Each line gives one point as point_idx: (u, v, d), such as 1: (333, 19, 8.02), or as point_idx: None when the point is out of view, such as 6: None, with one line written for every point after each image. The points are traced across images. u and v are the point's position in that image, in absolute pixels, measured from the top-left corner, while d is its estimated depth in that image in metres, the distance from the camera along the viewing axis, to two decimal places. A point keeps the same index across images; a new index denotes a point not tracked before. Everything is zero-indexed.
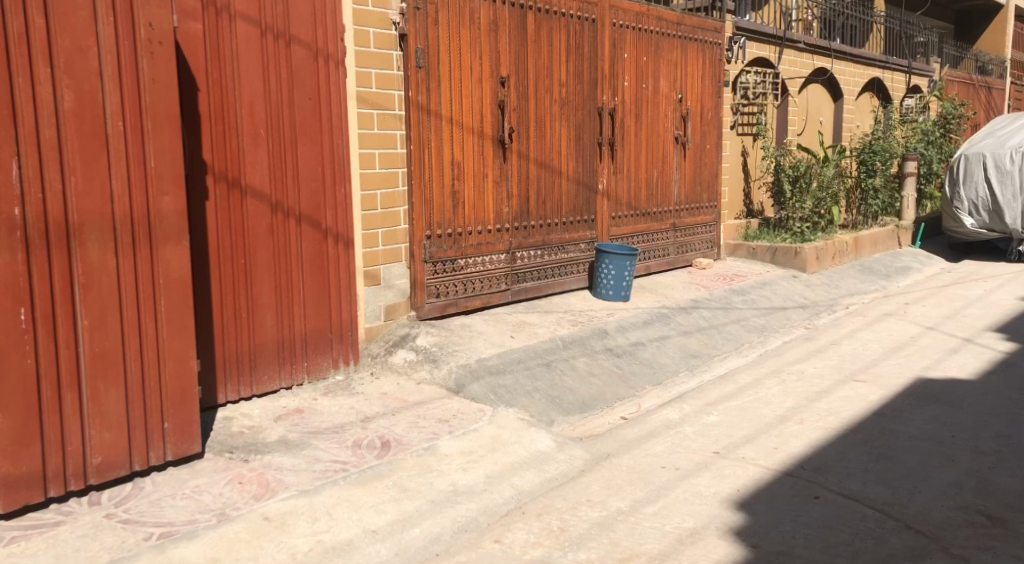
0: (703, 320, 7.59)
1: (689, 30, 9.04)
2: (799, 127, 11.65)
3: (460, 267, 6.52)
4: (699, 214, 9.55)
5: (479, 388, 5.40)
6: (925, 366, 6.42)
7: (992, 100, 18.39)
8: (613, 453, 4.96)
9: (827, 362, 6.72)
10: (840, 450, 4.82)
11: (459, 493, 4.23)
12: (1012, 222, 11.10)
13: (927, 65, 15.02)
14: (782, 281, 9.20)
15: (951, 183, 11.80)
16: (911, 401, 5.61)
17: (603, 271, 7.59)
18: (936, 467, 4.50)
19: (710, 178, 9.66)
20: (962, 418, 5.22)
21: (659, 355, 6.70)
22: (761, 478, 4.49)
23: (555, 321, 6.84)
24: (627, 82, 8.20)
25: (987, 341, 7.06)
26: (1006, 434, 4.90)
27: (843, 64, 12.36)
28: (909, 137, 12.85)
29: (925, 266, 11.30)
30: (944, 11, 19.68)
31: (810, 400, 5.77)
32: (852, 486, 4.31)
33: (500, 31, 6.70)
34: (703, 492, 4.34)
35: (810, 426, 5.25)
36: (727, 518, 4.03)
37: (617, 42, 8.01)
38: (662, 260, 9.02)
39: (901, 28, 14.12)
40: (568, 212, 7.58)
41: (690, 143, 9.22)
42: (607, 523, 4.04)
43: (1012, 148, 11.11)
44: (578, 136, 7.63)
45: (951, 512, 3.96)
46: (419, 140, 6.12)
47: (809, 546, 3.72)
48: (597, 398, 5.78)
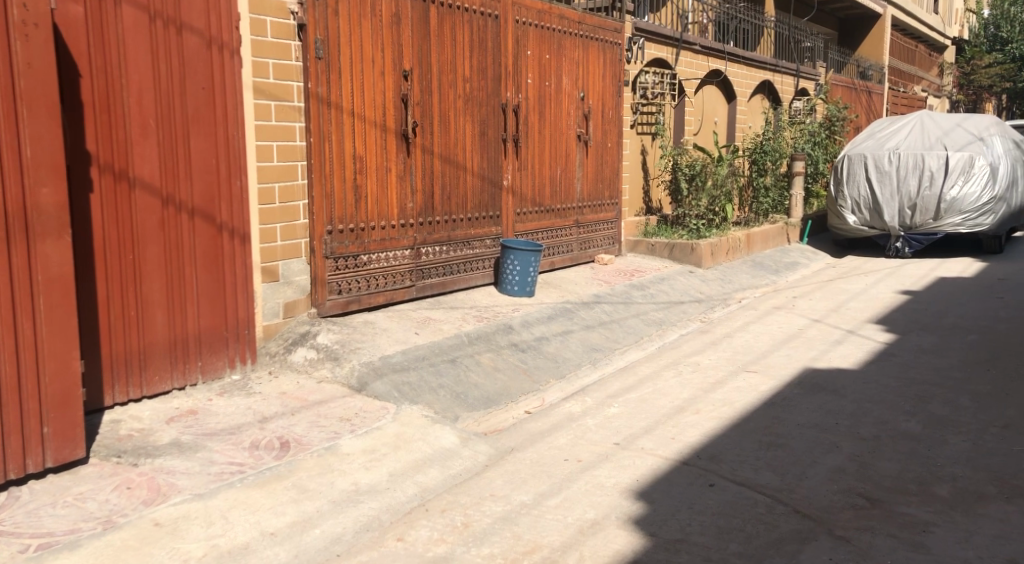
0: (605, 315, 7.73)
1: (589, 29, 9.16)
2: (696, 127, 12.00)
3: (363, 263, 6.43)
4: (601, 211, 9.72)
5: (383, 386, 5.33)
6: (812, 357, 6.73)
7: (873, 104, 19.42)
8: (517, 447, 4.99)
9: (721, 354, 6.96)
10: (734, 439, 4.99)
11: (361, 492, 4.18)
12: (890, 220, 11.74)
13: (813, 70, 15.77)
14: (680, 276, 9.47)
15: (835, 183, 12.39)
16: (798, 390, 5.88)
17: (508, 267, 7.62)
18: (822, 452, 4.73)
19: (612, 174, 9.85)
20: (845, 406, 5.51)
21: (562, 349, 6.79)
22: (658, 468, 4.61)
23: (460, 317, 6.84)
24: (531, 80, 8.27)
25: (868, 332, 7.46)
26: (885, 420, 5.19)
27: (736, 67, 12.83)
28: (797, 138, 13.44)
29: (812, 262, 11.85)
30: (829, 18, 20.68)
31: (706, 391, 5.96)
32: (744, 474, 4.48)
33: (402, 25, 6.63)
34: (604, 484, 4.41)
35: (705, 416, 5.42)
36: (627, 508, 4.12)
37: (521, 39, 8.06)
38: (566, 256, 9.13)
39: (789, 33, 14.76)
40: (473, 208, 7.58)
41: (592, 141, 9.37)
42: (511, 517, 4.07)
43: (890, 150, 11.77)
44: (482, 132, 7.64)
45: (835, 496, 4.17)
46: (319, 133, 5.99)
47: (703, 532, 3.84)
48: (502, 393, 5.81)
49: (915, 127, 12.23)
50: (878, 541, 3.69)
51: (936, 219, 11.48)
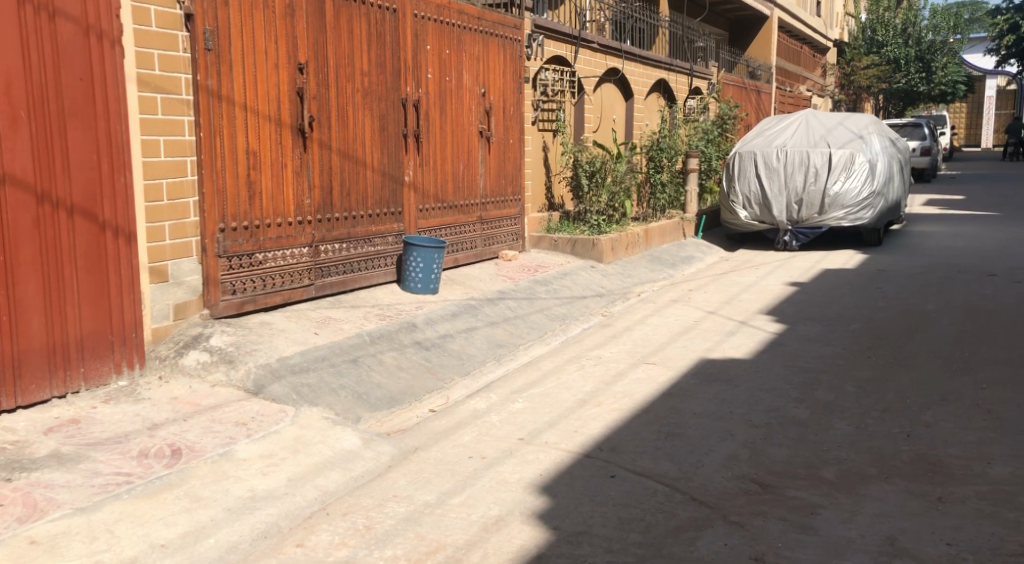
0: (508, 311, 7.75)
1: (489, 25, 9.16)
2: (595, 124, 12.17)
3: (258, 262, 6.22)
4: (504, 207, 9.73)
5: (281, 388, 5.18)
6: (708, 348, 6.94)
7: (762, 103, 20.20)
8: (420, 447, 4.94)
9: (622, 347, 7.09)
10: (634, 430, 5.09)
11: (258, 498, 4.05)
12: (779, 214, 12.23)
13: (706, 69, 16.26)
14: (582, 271, 9.60)
15: (728, 179, 12.81)
16: (695, 381, 6.05)
17: (411, 264, 7.55)
18: (717, 440, 4.88)
19: (514, 171, 9.88)
20: (739, 394, 5.70)
21: (466, 346, 6.77)
22: (561, 461, 4.65)
23: (361, 316, 6.72)
24: (431, 74, 8.20)
25: (759, 323, 7.75)
26: (775, 407, 5.40)
27: (633, 65, 13.09)
28: (691, 136, 13.82)
29: (707, 256, 12.22)
30: (720, 19, 21.38)
31: (607, 384, 6.06)
32: (644, 464, 4.57)
33: (297, 16, 6.45)
34: (508, 479, 4.42)
35: (606, 409, 5.51)
36: (530, 503, 4.13)
37: (419, 33, 7.98)
38: (470, 252, 9.11)
39: (683, 33, 15.17)
40: (374, 204, 7.47)
41: (494, 137, 9.37)
42: (414, 517, 4.02)
43: (778, 148, 12.25)
44: (382, 127, 7.52)
45: (729, 482, 4.30)
46: (210, 127, 5.76)
47: (605, 524, 3.89)
48: (405, 392, 5.75)
49: (801, 125, 12.77)
50: (770, 524, 3.83)
51: (821, 213, 12.03)
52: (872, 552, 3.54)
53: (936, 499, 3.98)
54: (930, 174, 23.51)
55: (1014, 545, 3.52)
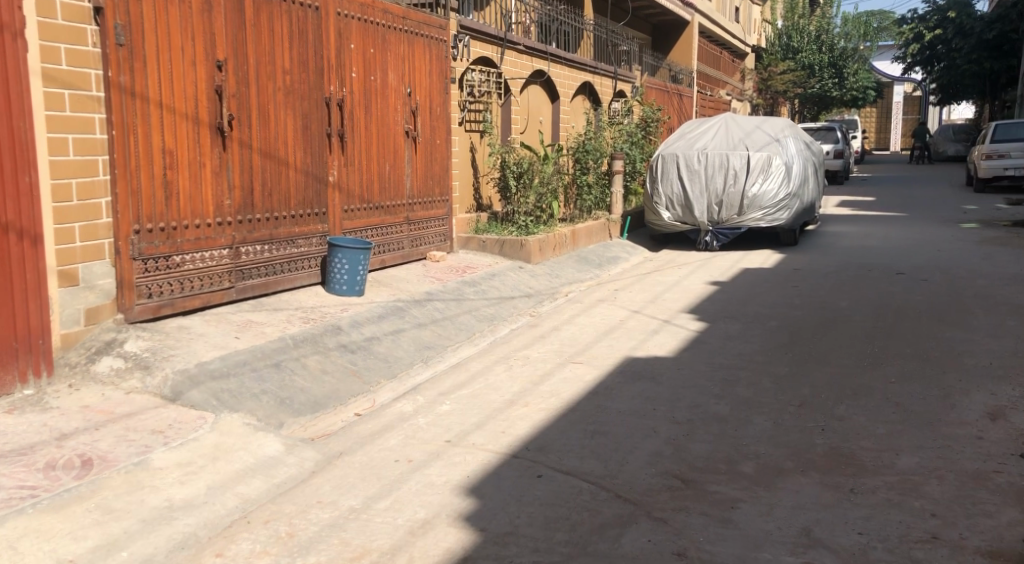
0: (436, 312, 7.72)
1: (414, 25, 9.09)
2: (522, 125, 12.22)
3: (175, 264, 6.03)
4: (431, 208, 9.67)
5: (200, 394, 5.03)
6: (632, 346, 7.05)
7: (684, 106, 20.63)
8: (345, 452, 4.87)
9: (549, 347, 7.13)
10: (561, 430, 5.12)
11: (175, 508, 3.93)
12: (701, 216, 12.49)
13: (630, 72, 16.53)
14: (510, 271, 9.62)
15: (651, 181, 13.03)
16: (620, 379, 6.13)
17: (336, 265, 7.43)
18: (641, 438, 4.95)
19: (442, 171, 9.84)
20: (663, 392, 5.80)
21: (393, 348, 6.70)
22: (488, 463, 4.65)
23: (284, 319, 6.59)
24: (355, 74, 8.09)
25: (682, 322, 7.91)
26: (697, 404, 5.51)
27: (558, 67, 13.19)
28: (616, 138, 14.01)
29: (632, 256, 12.40)
30: (643, 23, 21.76)
31: (534, 384, 6.08)
32: (570, 463, 4.60)
33: (214, 12, 6.28)
34: (435, 482, 4.39)
35: (534, 409, 5.53)
36: (457, 505, 4.12)
37: (343, 32, 7.87)
38: (397, 254, 9.02)
39: (607, 36, 15.38)
40: (296, 205, 7.33)
41: (420, 138, 9.31)
42: (338, 523, 3.96)
43: (699, 150, 12.53)
44: (305, 126, 7.39)
45: (653, 479, 4.37)
46: (123, 126, 5.56)
47: (531, 524, 3.91)
48: (330, 396, 5.66)
49: (721, 128, 13.09)
50: (692, 519, 3.90)
51: (740, 215, 12.35)
52: (789, 543, 3.65)
53: (849, 490, 4.13)
54: (843, 176, 24.42)
55: (920, 532, 3.67)
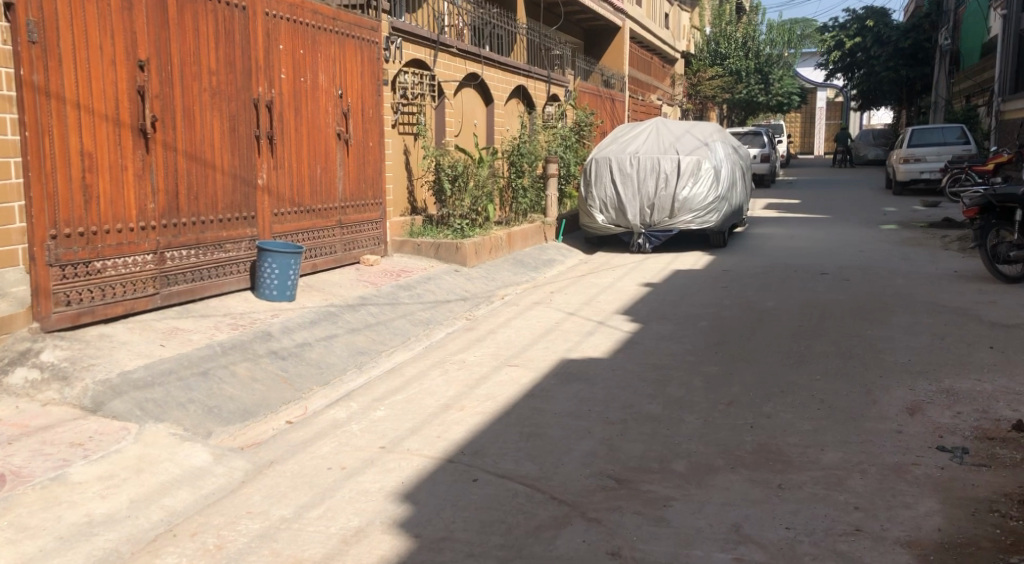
0: (370, 317, 7.63)
1: (345, 26, 8.98)
2: (456, 128, 12.19)
3: (96, 270, 5.82)
4: (365, 212, 9.57)
5: (122, 404, 4.86)
6: (567, 348, 7.09)
7: (616, 110, 20.92)
8: (277, 460, 4.76)
9: (485, 350, 7.11)
10: (496, 433, 5.12)
11: (95, 524, 3.79)
12: (634, 218, 12.66)
13: (563, 77, 16.66)
14: (445, 275, 9.57)
15: (585, 184, 13.14)
16: (555, 381, 6.16)
17: (266, 270, 7.27)
18: (576, 439, 4.98)
19: (375, 174, 9.74)
20: (597, 393, 5.85)
21: (326, 354, 6.60)
22: (422, 468, 4.61)
23: (212, 326, 6.42)
24: (284, 75, 7.95)
25: (616, 323, 8.00)
26: (631, 404, 5.57)
27: (492, 71, 13.22)
28: (551, 141, 14.10)
29: (567, 258, 12.48)
30: (575, 28, 22.00)
31: (469, 388, 6.06)
32: (506, 466, 4.60)
33: (135, 10, 6.09)
34: (369, 489, 4.33)
35: (469, 413, 5.51)
36: (391, 512, 4.07)
37: (271, 32, 7.72)
38: (329, 258, 8.88)
39: (540, 41, 15.49)
40: (224, 209, 7.16)
41: (352, 140, 9.20)
42: (268, 533, 3.87)
43: (631, 154, 12.70)
44: (232, 128, 7.22)
45: (587, 479, 4.40)
46: (37, 127, 5.34)
47: (466, 528, 3.89)
48: (260, 404, 5.54)
49: (652, 132, 13.30)
50: (626, 519, 3.94)
51: (672, 217, 12.55)
52: (719, 540, 3.71)
53: (777, 486, 4.23)
54: (770, 180, 25.09)
55: (844, 525, 3.78)
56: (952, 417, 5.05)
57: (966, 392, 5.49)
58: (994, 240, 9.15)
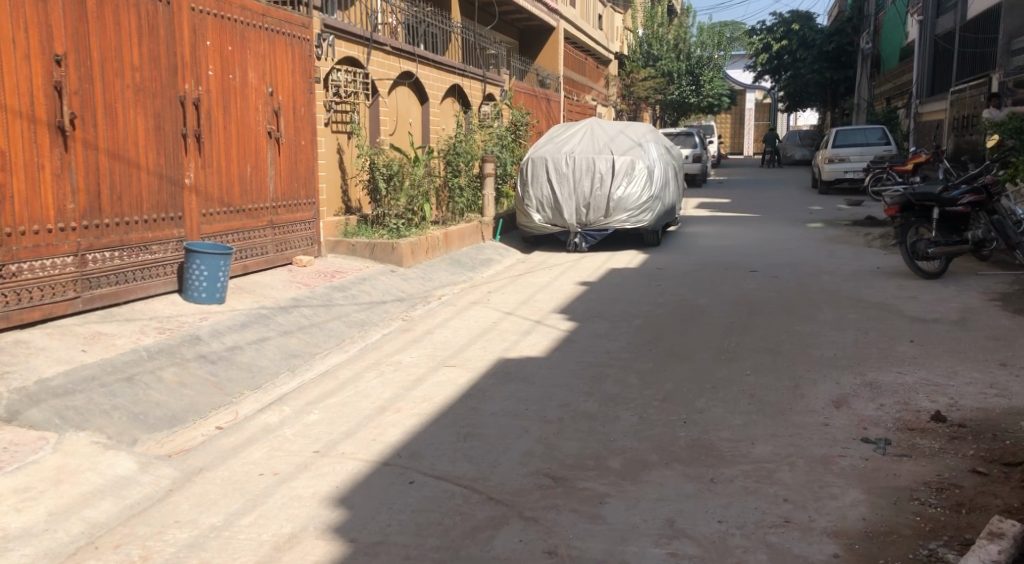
0: (304, 319, 7.50)
1: (274, 22, 8.80)
2: (391, 127, 12.08)
3: (10, 274, 5.58)
4: (297, 212, 9.40)
5: (41, 413, 4.67)
6: (505, 348, 7.08)
7: (552, 109, 21.04)
8: (206, 467, 4.63)
9: (421, 351, 7.06)
10: (433, 434, 5.08)
11: (10, 539, 3.64)
12: (570, 218, 12.74)
13: (498, 76, 16.67)
14: (381, 275, 9.47)
15: (521, 184, 13.16)
16: (493, 381, 6.15)
17: (194, 272, 7.08)
18: (513, 438, 4.97)
19: (307, 173, 9.57)
20: (534, 392, 5.86)
21: (258, 357, 6.45)
22: (357, 471, 4.54)
23: (137, 330, 6.22)
24: (212, 71, 7.75)
25: (553, 322, 8.04)
26: (567, 403, 5.60)
27: (427, 69, 13.14)
28: (487, 141, 14.08)
29: (504, 258, 12.49)
30: (510, 27, 22.05)
31: (406, 389, 6.01)
32: (442, 468, 4.56)
33: (50, 2, 5.85)
34: (302, 494, 4.25)
35: (406, 415, 5.46)
36: (325, 517, 4.00)
37: (197, 28, 7.52)
38: (260, 258, 8.69)
39: (474, 40, 15.47)
40: (150, 209, 6.94)
41: (283, 138, 9.02)
42: (197, 542, 3.76)
43: (567, 154, 12.78)
44: (158, 126, 7.00)
45: (524, 479, 4.40)
46: None
47: (402, 531, 3.84)
48: (188, 410, 5.38)
49: (586, 132, 13.42)
50: (562, 517, 3.95)
51: (607, 217, 12.68)
52: (654, 535, 3.75)
53: (709, 480, 4.30)
54: (702, 179, 25.57)
55: (774, 517, 3.86)
56: (875, 409, 5.22)
57: (889, 384, 5.68)
58: (914, 237, 9.50)
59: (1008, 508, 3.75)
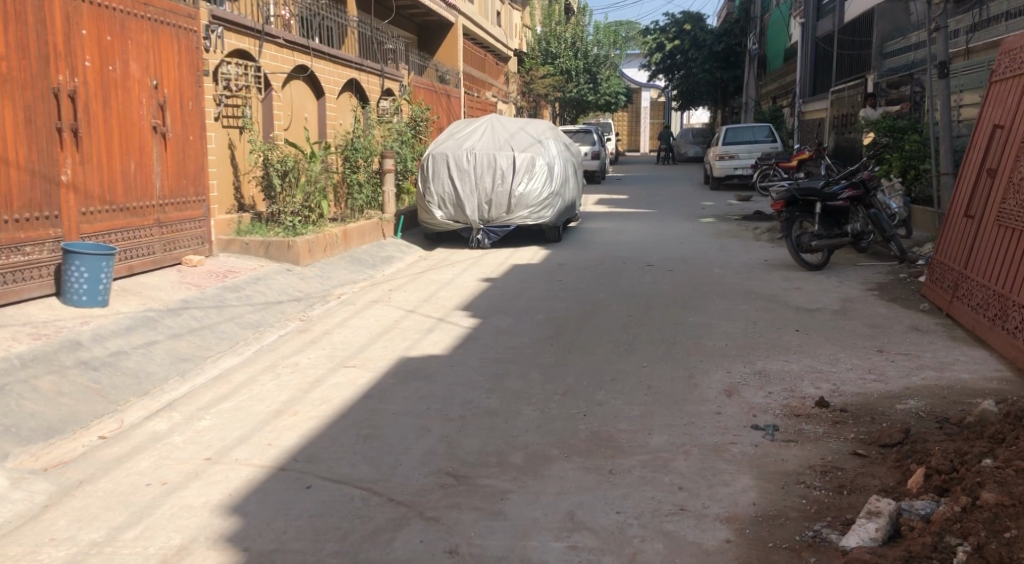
0: (194, 321, 7.21)
1: (157, 12, 8.41)
2: (286, 122, 11.75)
3: None
4: (186, 210, 9.02)
5: None
6: (406, 347, 7.00)
7: (452, 106, 20.96)
8: (87, 480, 4.38)
9: (320, 352, 6.90)
10: (331, 437, 4.97)
11: None
12: (471, 214, 12.72)
13: (396, 71, 16.48)
14: (276, 275, 9.21)
15: (422, 180, 13.04)
16: (393, 380, 6.07)
17: (73, 274, 6.71)
18: (414, 438, 4.92)
19: (197, 170, 9.19)
20: (436, 390, 5.81)
21: (145, 362, 6.16)
22: (251, 478, 4.39)
23: (9, 337, 5.83)
24: (89, 62, 7.35)
25: (455, 319, 7.99)
26: (469, 400, 5.57)
27: (322, 64, 12.84)
28: (386, 137, 13.88)
29: (406, 255, 12.35)
30: (408, 23, 21.86)
31: (303, 391, 5.85)
32: (341, 471, 4.46)
33: None
34: (192, 504, 4.07)
35: (303, 417, 5.32)
36: (217, 526, 3.85)
37: (71, 16, 7.12)
38: (146, 259, 8.31)
39: (371, 34, 15.23)
40: (21, 208, 6.53)
41: (170, 133, 8.63)
42: (76, 560, 3.55)
43: (467, 150, 12.76)
44: (28, 119, 6.60)
45: (425, 478, 4.35)
46: None
47: (299, 538, 3.74)
48: (66, 420, 5.08)
49: (486, 128, 13.42)
50: (463, 515, 3.93)
51: (509, 213, 12.74)
52: (554, 529, 3.77)
53: (608, 472, 4.36)
54: (601, 175, 26.01)
55: (670, 506, 3.95)
56: (764, 397, 5.42)
57: (776, 372, 5.91)
58: (798, 231, 9.90)
59: (884, 487, 3.94)
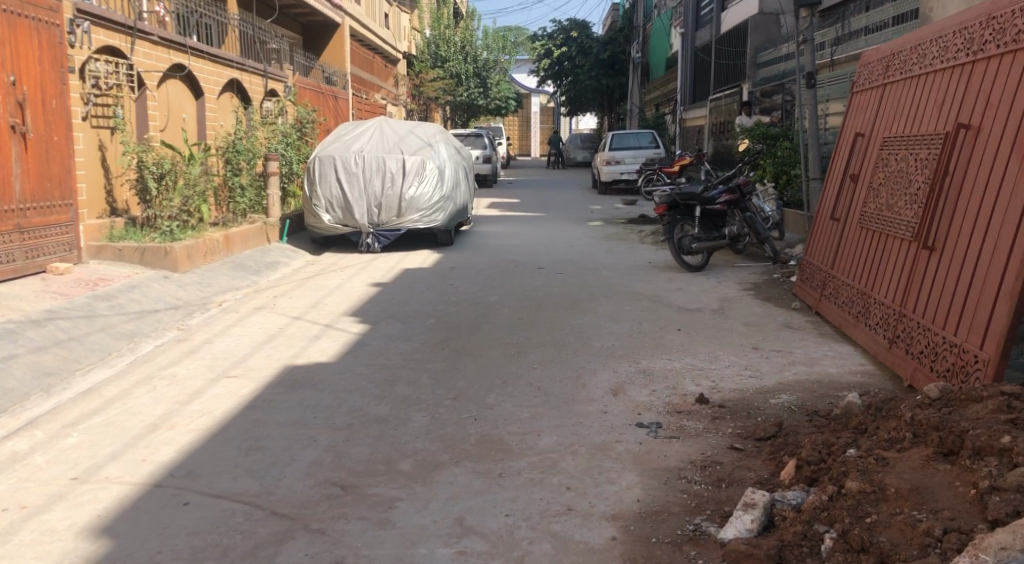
0: (60, 333, 6.78)
1: (15, 4, 7.90)
2: (161, 122, 11.24)
3: None
4: (50, 215, 8.48)
5: None
6: (292, 355, 6.80)
7: (340, 108, 20.61)
8: None
9: (200, 362, 6.61)
10: (211, 450, 4.77)
11: None
12: (361, 218, 12.52)
13: (280, 72, 16.06)
14: (153, 282, 8.78)
15: (309, 183, 12.72)
16: (278, 389, 5.89)
17: None
18: (298, 449, 4.78)
19: (62, 172, 8.66)
20: (323, 398, 5.68)
21: (4, 378, 5.74)
22: (123, 497, 4.16)
23: None
24: None
25: (343, 325, 7.84)
26: (357, 408, 5.47)
27: (201, 63, 12.37)
28: (270, 139, 13.49)
29: (292, 260, 12.02)
30: (292, 22, 21.37)
31: (181, 404, 5.59)
32: (221, 485, 4.29)
33: None
34: (56, 528, 3.82)
35: (180, 431, 5.08)
36: (84, 551, 3.62)
37: None
38: (5, 267, 7.79)
39: (253, 33, 14.79)
40: None
41: (31, 133, 8.11)
42: None
43: (355, 152, 12.54)
44: None
45: (310, 490, 4.23)
46: None
47: (175, 557, 3.56)
48: None
49: (375, 131, 13.23)
50: (350, 526, 3.84)
51: (399, 217, 12.64)
52: (443, 535, 3.74)
53: (497, 475, 4.37)
54: (492, 180, 26.14)
55: (558, 506, 3.99)
56: (648, 395, 5.56)
57: (660, 371, 6.08)
58: (680, 233, 10.21)
59: (759, 479, 4.11)
